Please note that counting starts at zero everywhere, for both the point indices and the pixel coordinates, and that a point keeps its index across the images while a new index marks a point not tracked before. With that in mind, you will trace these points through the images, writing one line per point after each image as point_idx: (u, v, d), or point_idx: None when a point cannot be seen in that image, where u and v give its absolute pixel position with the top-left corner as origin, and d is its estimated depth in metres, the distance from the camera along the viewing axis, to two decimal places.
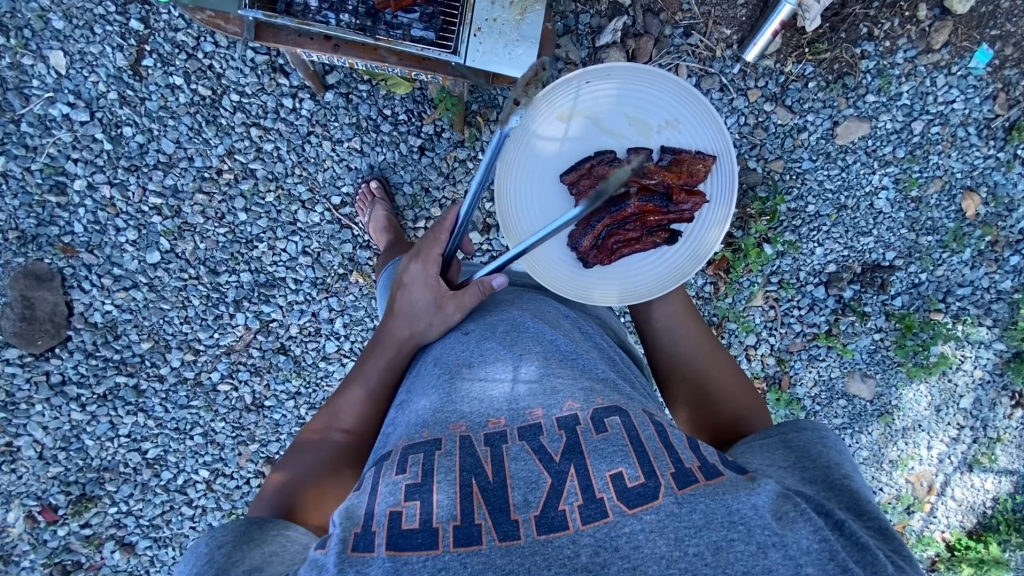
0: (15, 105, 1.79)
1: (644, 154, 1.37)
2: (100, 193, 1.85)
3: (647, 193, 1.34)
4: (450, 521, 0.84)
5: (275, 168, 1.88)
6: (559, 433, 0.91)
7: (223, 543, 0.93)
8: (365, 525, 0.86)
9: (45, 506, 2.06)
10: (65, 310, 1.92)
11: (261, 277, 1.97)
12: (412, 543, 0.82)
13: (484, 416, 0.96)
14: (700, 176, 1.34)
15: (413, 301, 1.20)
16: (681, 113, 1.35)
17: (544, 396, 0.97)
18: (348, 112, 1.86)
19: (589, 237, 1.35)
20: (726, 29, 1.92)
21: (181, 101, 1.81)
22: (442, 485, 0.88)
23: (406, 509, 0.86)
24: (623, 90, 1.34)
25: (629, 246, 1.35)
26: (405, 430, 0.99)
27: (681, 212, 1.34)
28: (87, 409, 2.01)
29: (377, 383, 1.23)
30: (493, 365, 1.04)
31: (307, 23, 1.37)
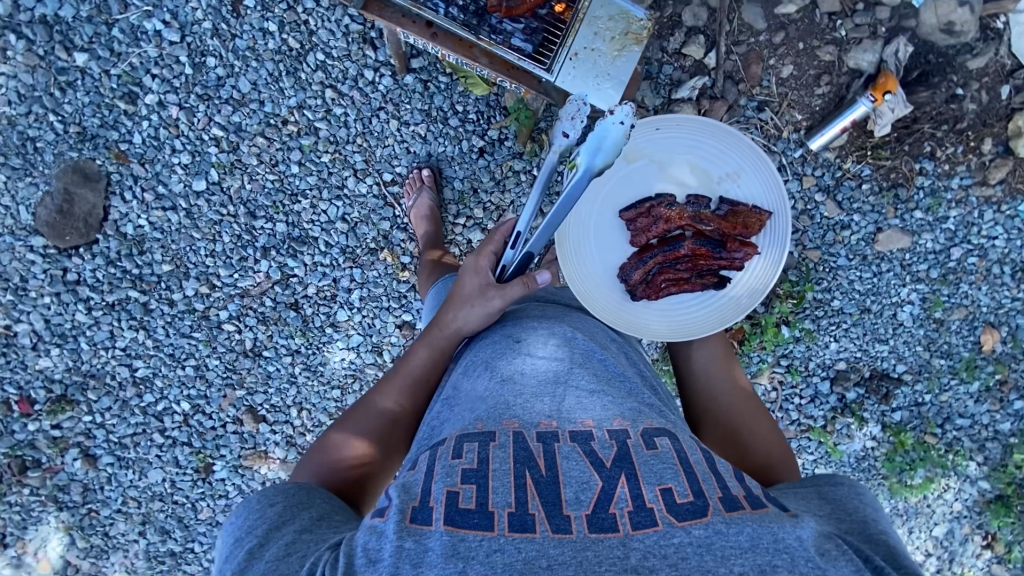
0: (113, 10, 1.84)
1: (704, 201, 1.40)
2: (167, 112, 1.89)
3: (701, 237, 1.41)
4: (505, 508, 0.85)
5: (338, 132, 1.92)
6: (610, 442, 0.94)
7: (275, 501, 0.99)
8: (422, 500, 0.89)
9: (23, 398, 2.06)
10: (101, 213, 1.94)
11: (294, 232, 1.99)
12: (468, 522, 0.84)
13: (537, 418, 0.99)
14: (755, 229, 1.37)
15: (463, 290, 1.27)
16: (744, 167, 1.38)
17: (594, 409, 1.01)
18: (422, 98, 1.90)
19: (640, 272, 1.39)
20: (797, 113, 1.94)
21: (268, 47, 1.86)
22: (497, 473, 0.90)
23: (463, 490, 0.88)
24: (690, 140, 1.38)
25: (678, 286, 1.39)
26: (459, 420, 1.03)
27: (731, 260, 1.39)
28: (92, 314, 2.02)
29: (423, 372, 1.27)
30: (548, 370, 1.07)
31: (417, 6, 1.42)
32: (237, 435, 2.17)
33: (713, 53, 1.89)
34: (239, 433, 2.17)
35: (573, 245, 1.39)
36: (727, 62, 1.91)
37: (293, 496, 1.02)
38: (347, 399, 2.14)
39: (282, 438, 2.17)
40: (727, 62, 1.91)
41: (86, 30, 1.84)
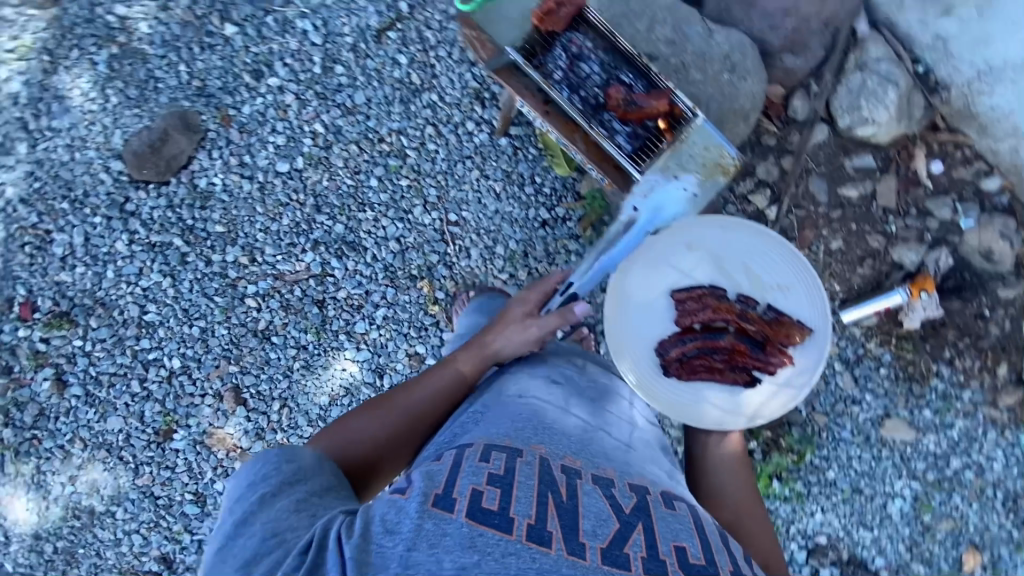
0: (277, 2, 1.96)
1: (752, 303, 1.46)
2: (282, 98, 1.98)
3: (743, 335, 1.45)
4: (526, 518, 0.89)
5: (423, 164, 2.06)
6: (631, 493, 0.99)
7: (292, 460, 1.07)
8: (446, 489, 0.93)
9: (27, 302, 2.03)
10: (184, 161, 1.98)
11: (349, 236, 2.09)
12: (489, 521, 0.88)
13: (563, 452, 1.05)
14: (795, 341, 1.42)
15: (512, 316, 1.42)
16: (796, 282, 1.46)
17: (616, 465, 1.07)
18: (509, 160, 2.06)
19: (677, 351, 1.45)
20: (837, 285, 2.04)
21: (394, 74, 2.01)
22: (522, 485, 0.95)
23: (487, 491, 0.93)
24: (748, 244, 1.49)
25: (711, 374, 1.44)
26: (489, 432, 1.09)
27: (766, 362, 1.43)
28: (131, 248, 2.03)
29: (452, 380, 1.34)
30: (576, 419, 1.16)
31: (548, 85, 1.57)
32: (211, 409, 2.14)
33: (775, 208, 2.01)
34: (215, 407, 2.14)
35: (619, 308, 1.48)
36: (785, 219, 2.02)
37: (310, 461, 1.09)
38: (332, 409, 2.13)
39: (252, 428, 2.14)
40: (785, 219, 2.02)
41: (245, 9, 1.94)
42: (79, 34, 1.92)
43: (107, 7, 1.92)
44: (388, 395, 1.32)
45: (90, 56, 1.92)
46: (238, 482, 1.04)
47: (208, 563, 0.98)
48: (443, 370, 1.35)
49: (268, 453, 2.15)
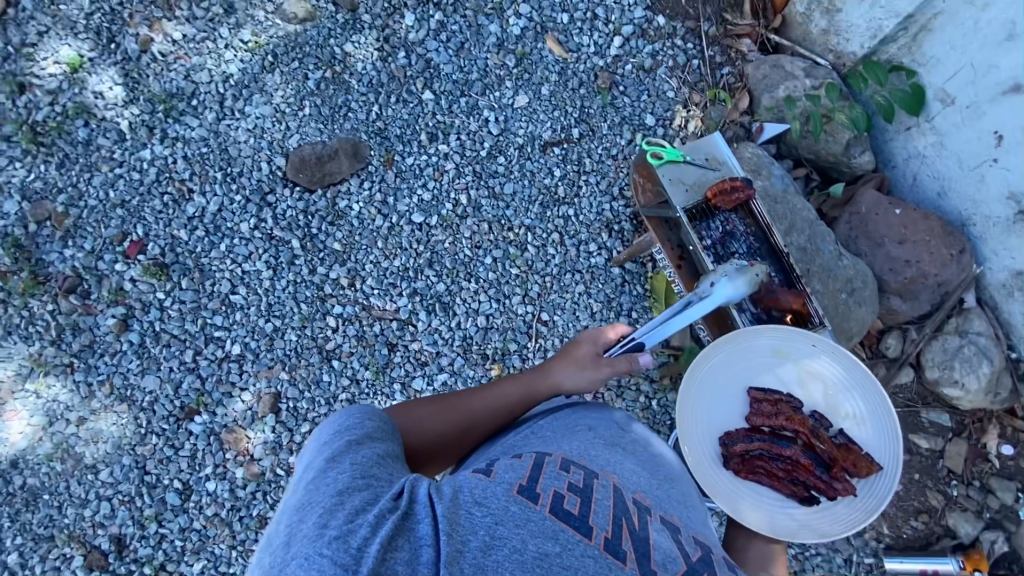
0: (473, 89, 2.22)
1: (825, 423, 1.54)
2: (444, 163, 2.19)
3: (810, 450, 1.51)
4: (603, 531, 0.93)
5: (538, 262, 2.19)
6: (697, 547, 1.00)
7: (373, 419, 1.08)
8: (530, 482, 0.98)
9: (138, 242, 2.11)
10: (337, 180, 2.17)
11: (445, 298, 2.17)
12: (570, 522, 0.92)
13: (636, 484, 1.07)
14: (860, 472, 1.47)
15: (580, 353, 1.49)
16: (871, 418, 1.54)
17: (684, 513, 1.08)
18: (614, 288, 2.18)
19: (743, 446, 1.51)
20: (886, 527, 2.02)
21: (544, 180, 2.21)
22: (599, 501, 0.98)
23: (569, 496, 0.97)
24: (830, 367, 1.57)
25: (769, 478, 1.50)
26: (568, 446, 1.11)
27: (828, 485, 1.47)
28: (253, 232, 2.14)
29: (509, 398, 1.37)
30: (650, 458, 1.17)
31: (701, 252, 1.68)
32: (242, 406, 2.10)
33: None
34: (248, 405, 2.10)
35: (702, 393, 1.57)
36: None
37: (385, 427, 1.10)
38: None
39: (271, 441, 2.08)
40: None
41: (446, 86, 2.21)
42: (306, 51, 2.19)
43: (339, 41, 2.20)
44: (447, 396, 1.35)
45: (306, 71, 2.18)
46: (319, 434, 1.05)
47: (290, 498, 0.94)
48: (502, 387, 1.39)
49: (274, 471, 2.07)
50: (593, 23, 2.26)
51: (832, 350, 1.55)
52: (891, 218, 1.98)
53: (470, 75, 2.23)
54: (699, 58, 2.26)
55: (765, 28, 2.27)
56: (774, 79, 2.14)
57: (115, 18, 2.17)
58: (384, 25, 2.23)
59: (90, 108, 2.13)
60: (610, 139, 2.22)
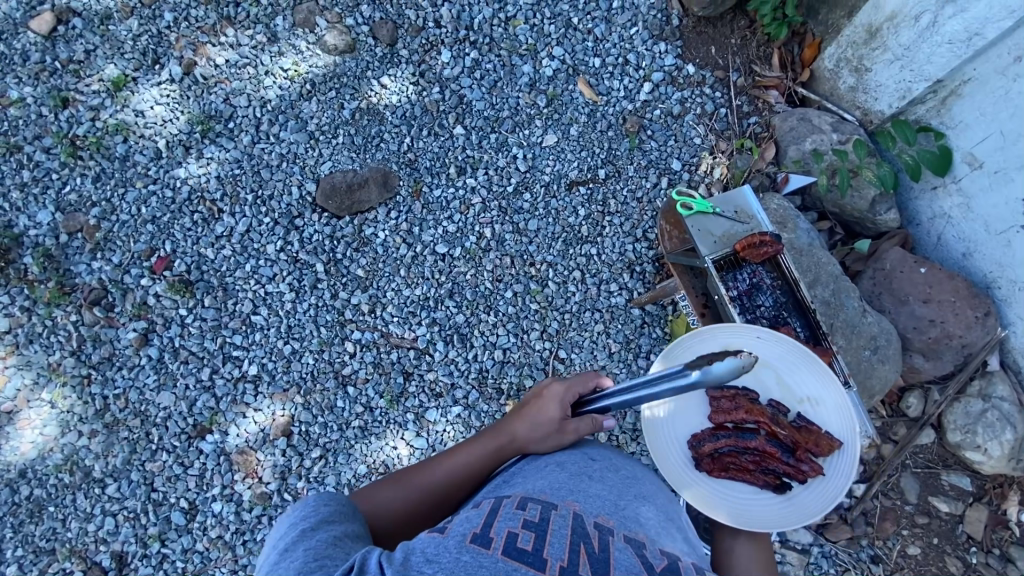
0: (504, 126, 2.27)
1: (783, 409, 1.46)
2: (471, 197, 2.22)
3: (773, 438, 1.42)
4: (559, 560, 0.89)
5: (558, 299, 2.19)
6: (663, 557, 0.96)
7: (329, 503, 1.07)
8: (483, 529, 0.94)
9: (165, 258, 2.14)
10: (365, 208, 2.20)
11: (464, 329, 2.17)
12: (523, 559, 0.89)
13: (597, 510, 1.03)
14: (825, 450, 1.40)
15: (542, 412, 1.30)
16: (824, 395, 1.46)
17: (653, 531, 1.03)
18: (633, 329, 2.17)
19: (709, 445, 1.42)
20: None
21: (569, 218, 2.23)
22: (556, 533, 0.94)
23: (522, 534, 0.94)
24: (778, 355, 1.49)
25: (738, 472, 1.41)
26: (526, 488, 1.09)
27: (796, 470, 1.40)
28: (278, 254, 2.17)
29: (481, 457, 1.30)
30: (619, 482, 1.13)
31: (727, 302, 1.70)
32: (254, 427, 2.08)
33: (864, 485, 2.02)
34: (260, 427, 2.08)
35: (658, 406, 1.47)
36: (870, 500, 2.02)
37: (342, 511, 1.08)
38: (365, 481, 2.05)
39: (281, 465, 2.05)
40: (870, 501, 2.02)
41: (478, 122, 2.26)
42: (343, 82, 2.25)
43: (376, 73, 2.26)
44: (420, 464, 1.32)
45: (343, 101, 2.24)
46: (276, 530, 1.04)
47: None
48: (473, 446, 1.32)
49: (281, 497, 2.03)
50: (624, 69, 2.31)
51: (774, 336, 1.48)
52: (916, 277, 1.99)
53: (502, 112, 2.27)
54: (726, 107, 2.30)
55: (793, 81, 2.31)
56: (801, 131, 2.16)
57: (161, 41, 2.24)
58: (421, 60, 2.29)
59: (129, 125, 2.18)
60: (636, 181, 2.24)
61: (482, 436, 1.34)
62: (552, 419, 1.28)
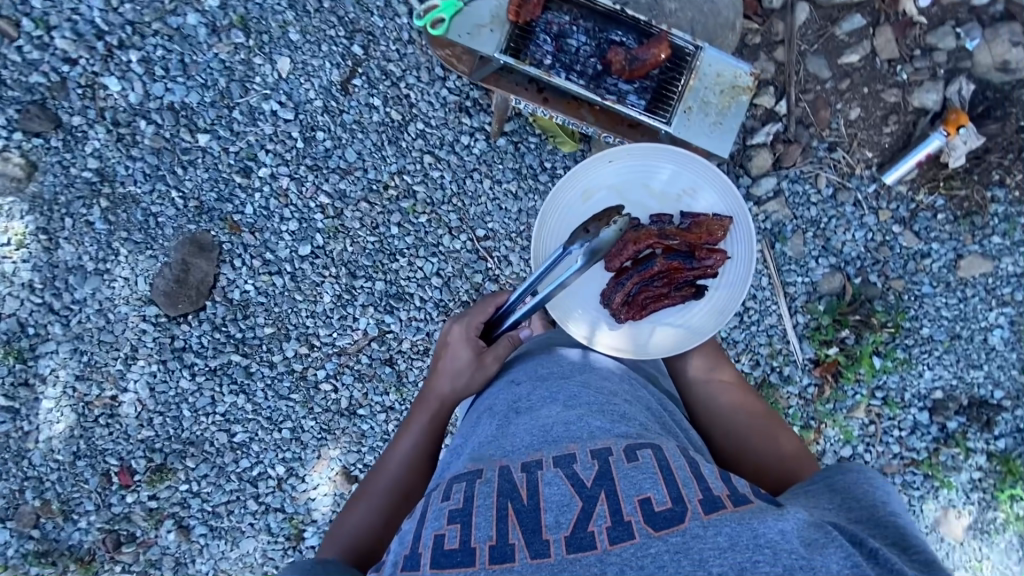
0: (235, 94, 1.89)
1: (668, 220, 1.51)
2: (278, 183, 1.94)
3: (671, 252, 1.51)
4: (487, 541, 1.00)
5: (435, 194, 2.01)
6: (592, 463, 1.08)
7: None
8: (413, 547, 1.05)
9: (123, 469, 2.02)
10: (212, 281, 1.97)
11: (392, 289, 2.06)
12: (452, 561, 0.99)
13: (527, 452, 1.15)
14: (719, 236, 1.50)
15: (456, 360, 1.50)
16: (698, 184, 1.53)
17: (581, 435, 1.15)
18: (514, 158, 2.01)
19: (623, 294, 1.53)
20: (868, 152, 2.04)
21: (374, 119, 1.94)
22: (481, 510, 1.05)
23: (449, 531, 1.03)
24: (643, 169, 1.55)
25: (659, 300, 1.53)
26: (459, 464, 1.20)
27: (704, 267, 1.51)
28: (195, 380, 2.03)
29: (422, 435, 1.49)
30: (537, 404, 1.26)
31: (550, 74, 1.48)
32: (327, 498, 2.14)
33: (784, 101, 2.01)
34: (331, 494, 2.13)
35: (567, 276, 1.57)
36: (797, 108, 2.02)
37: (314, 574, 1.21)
38: None
39: None
40: (797, 108, 2.02)
41: (208, 114, 1.88)
42: (65, 201, 1.88)
43: (80, 164, 1.87)
44: (368, 480, 1.46)
45: (85, 217, 1.89)
46: None
47: None
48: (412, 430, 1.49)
49: None
50: None
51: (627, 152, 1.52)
52: None
53: (218, 83, 1.88)
54: None
55: None
56: None
57: None
58: (100, 110, 1.86)
59: None
60: (393, 27, 1.90)
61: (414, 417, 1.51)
62: (466, 362, 1.49)
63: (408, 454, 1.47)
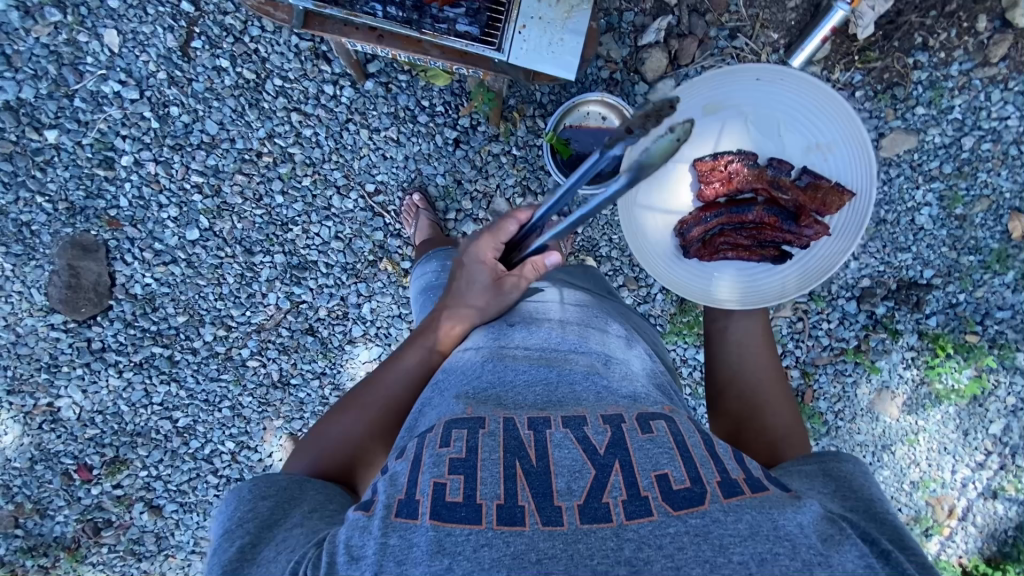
0: (70, 81, 1.77)
1: (788, 168, 1.38)
2: (145, 170, 1.85)
3: (773, 205, 1.39)
4: (494, 499, 0.82)
5: (312, 154, 1.90)
6: (604, 427, 0.92)
7: (266, 495, 0.97)
8: (407, 492, 0.85)
9: (80, 466, 2.11)
10: (108, 280, 1.94)
11: (293, 259, 1.99)
12: (455, 516, 0.80)
13: (529, 405, 0.98)
14: (829, 208, 1.34)
15: (473, 281, 1.23)
16: (836, 141, 1.36)
17: (588, 398, 0.99)
18: (387, 101, 1.87)
19: (701, 228, 1.38)
20: (773, 32, 1.83)
21: (226, 83, 1.80)
22: (486, 463, 0.87)
23: (450, 481, 0.85)
24: (787, 102, 1.36)
25: (738, 250, 1.38)
26: (446, 408, 1.00)
27: (798, 235, 1.37)
28: (123, 376, 2.05)
29: (424, 359, 1.23)
30: (544, 356, 1.08)
31: (355, 14, 1.31)
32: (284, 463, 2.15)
33: None
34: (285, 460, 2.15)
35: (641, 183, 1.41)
36: None
37: (285, 490, 0.99)
38: None
39: None
40: None
41: (49, 107, 1.78)
42: None
43: None
44: (358, 392, 1.21)
45: None
46: (216, 530, 0.95)
47: None
48: (412, 350, 1.24)
49: None
50: None
51: (785, 76, 1.32)
52: None
53: (49, 71, 1.76)
54: None
55: None
56: None
57: None
58: None
59: None
60: None
61: (416, 338, 1.26)
62: (485, 287, 1.21)
63: (407, 376, 1.22)
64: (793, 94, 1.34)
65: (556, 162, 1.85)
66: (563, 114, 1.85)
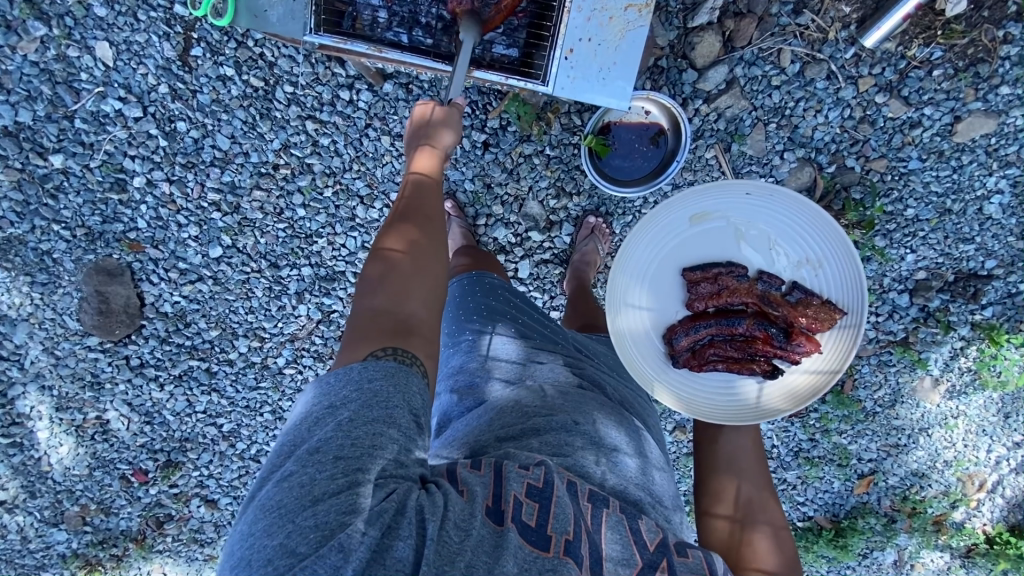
0: (67, 101, 1.69)
1: (775, 283, 1.31)
2: (159, 190, 1.78)
3: (763, 320, 1.33)
4: (563, 534, 0.88)
5: (332, 163, 1.77)
6: (657, 527, 0.96)
7: (374, 376, 0.88)
8: (494, 499, 0.90)
9: (136, 470, 2.16)
10: (138, 302, 1.91)
11: (321, 271, 1.90)
12: (528, 538, 0.86)
13: (590, 476, 1.00)
14: (820, 326, 1.26)
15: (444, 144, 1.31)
16: (825, 257, 1.29)
17: (634, 492, 1.02)
18: (408, 104, 1.71)
19: (688, 339, 1.31)
20: (845, 6, 1.66)
21: (233, 93, 1.70)
22: (560, 500, 0.91)
23: (525, 505, 0.89)
24: (776, 217, 1.30)
25: (726, 364, 1.30)
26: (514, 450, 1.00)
27: (789, 350, 1.28)
28: (165, 389, 2.06)
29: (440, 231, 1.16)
30: (597, 445, 1.07)
31: (379, 48, 1.41)
32: None
33: None
34: None
35: (630, 283, 1.34)
36: None
37: (364, 394, 0.87)
38: None
39: None
40: None
41: (50, 129, 1.71)
42: None
43: None
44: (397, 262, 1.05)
45: None
46: (310, 405, 0.88)
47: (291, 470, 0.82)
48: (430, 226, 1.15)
49: None
50: None
51: (771, 191, 1.27)
52: None
53: (42, 91, 1.68)
54: None
55: None
56: None
57: None
58: None
59: None
60: None
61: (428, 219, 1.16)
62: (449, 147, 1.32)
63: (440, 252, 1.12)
64: (782, 210, 1.29)
65: (591, 164, 1.72)
66: (601, 116, 1.70)
